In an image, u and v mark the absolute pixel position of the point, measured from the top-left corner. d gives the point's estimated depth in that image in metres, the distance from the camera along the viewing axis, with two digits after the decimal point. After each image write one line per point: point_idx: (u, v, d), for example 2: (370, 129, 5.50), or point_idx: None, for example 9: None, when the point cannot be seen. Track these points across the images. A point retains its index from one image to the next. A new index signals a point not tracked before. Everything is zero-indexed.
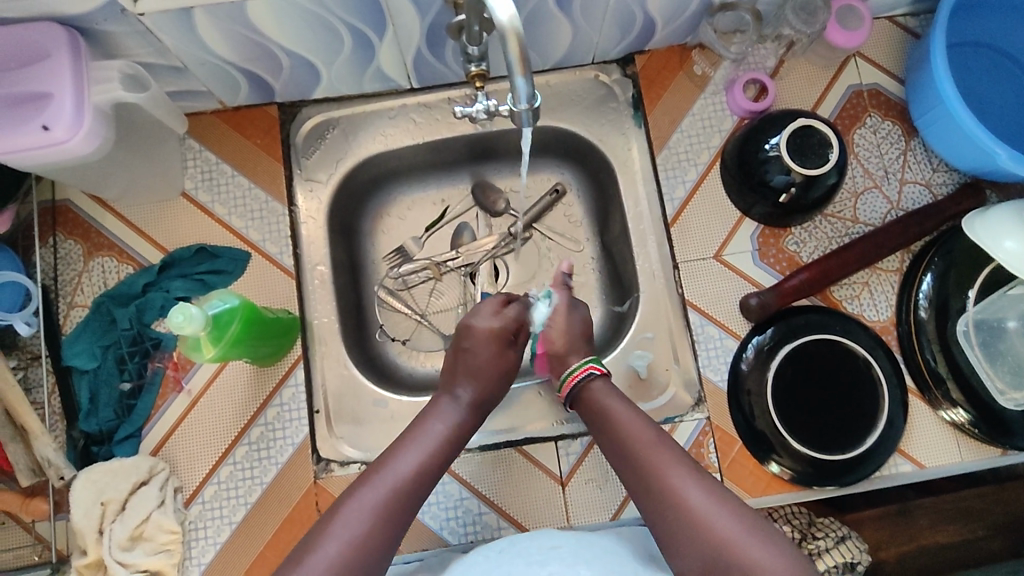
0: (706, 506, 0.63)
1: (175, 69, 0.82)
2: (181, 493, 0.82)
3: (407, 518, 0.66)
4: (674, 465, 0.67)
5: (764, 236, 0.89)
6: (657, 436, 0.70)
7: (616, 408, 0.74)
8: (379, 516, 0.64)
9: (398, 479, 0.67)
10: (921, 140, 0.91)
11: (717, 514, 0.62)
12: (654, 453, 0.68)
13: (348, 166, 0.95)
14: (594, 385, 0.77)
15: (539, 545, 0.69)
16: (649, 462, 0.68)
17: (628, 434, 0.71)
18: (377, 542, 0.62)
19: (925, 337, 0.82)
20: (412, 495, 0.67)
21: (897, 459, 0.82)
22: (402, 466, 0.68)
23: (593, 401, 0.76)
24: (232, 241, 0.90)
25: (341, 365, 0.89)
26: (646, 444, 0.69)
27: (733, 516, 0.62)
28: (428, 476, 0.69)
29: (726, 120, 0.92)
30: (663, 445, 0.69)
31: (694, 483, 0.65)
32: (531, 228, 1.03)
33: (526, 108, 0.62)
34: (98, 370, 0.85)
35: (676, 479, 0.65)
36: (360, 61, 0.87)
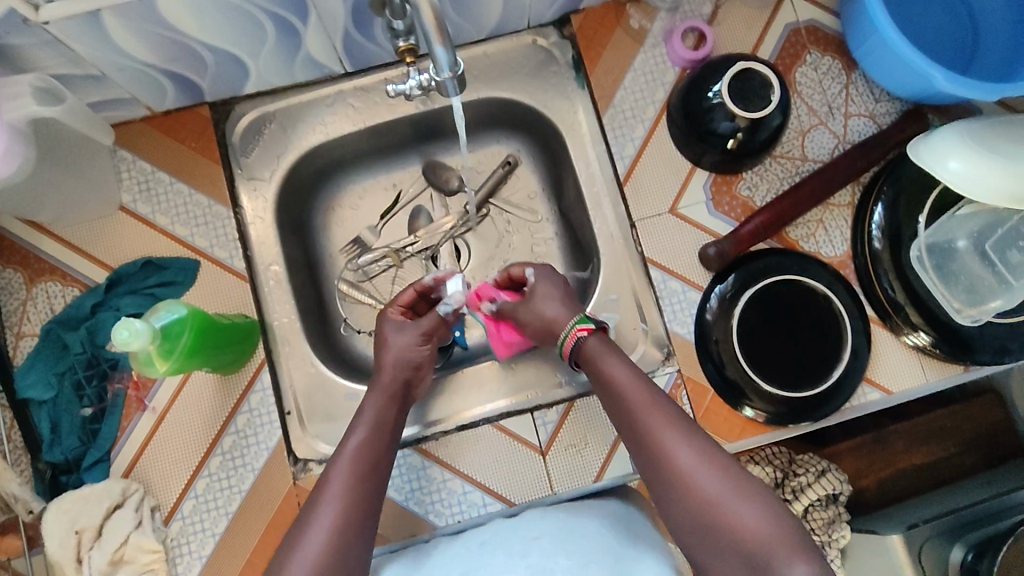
0: (698, 468, 0.63)
1: (92, 78, 0.78)
2: (158, 512, 0.81)
3: (372, 517, 0.66)
4: (668, 428, 0.65)
5: (716, 184, 0.88)
6: (653, 395, 0.68)
7: (615, 365, 0.71)
8: (339, 526, 0.63)
9: (347, 483, 0.66)
10: (861, 72, 0.91)
11: (706, 477, 0.62)
12: (648, 416, 0.67)
13: (290, 161, 0.92)
14: (588, 344, 0.73)
15: (521, 535, 0.70)
16: (645, 423, 0.66)
17: (622, 395, 0.69)
18: (348, 544, 0.62)
19: (881, 267, 0.83)
20: (364, 494, 0.66)
21: (865, 388, 0.83)
22: (346, 470, 0.67)
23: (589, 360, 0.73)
24: (179, 250, 0.87)
25: (308, 363, 0.88)
26: (642, 404, 0.68)
27: (724, 478, 0.62)
28: (375, 471, 0.68)
29: (668, 72, 0.91)
30: (659, 406, 0.67)
31: (687, 446, 0.64)
32: (487, 204, 1.02)
33: (451, 75, 0.59)
34: (56, 398, 0.83)
35: (668, 443, 0.65)
36: (288, 50, 0.83)
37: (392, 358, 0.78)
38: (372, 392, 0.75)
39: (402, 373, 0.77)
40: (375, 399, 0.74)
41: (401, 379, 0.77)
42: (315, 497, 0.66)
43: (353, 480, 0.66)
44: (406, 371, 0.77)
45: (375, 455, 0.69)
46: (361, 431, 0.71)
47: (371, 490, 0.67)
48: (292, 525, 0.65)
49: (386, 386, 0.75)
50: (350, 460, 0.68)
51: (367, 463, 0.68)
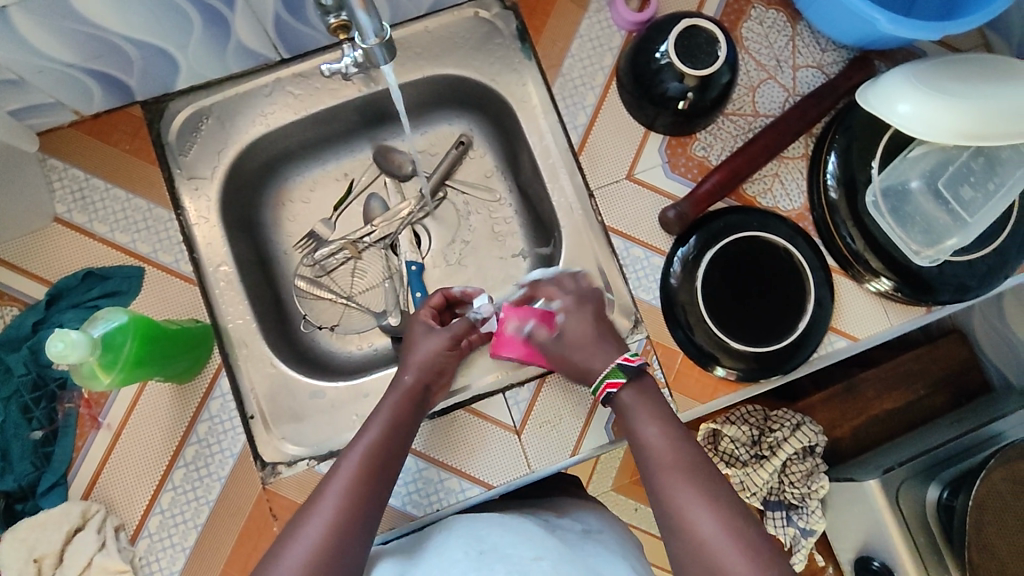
0: (719, 542, 0.61)
1: (9, 83, 0.75)
2: (123, 531, 0.77)
3: (374, 515, 0.65)
4: (693, 493, 0.63)
5: (671, 147, 0.87)
6: (686, 456, 0.66)
7: (645, 427, 0.69)
8: (338, 518, 0.62)
9: (353, 479, 0.66)
10: (807, 23, 0.90)
11: (728, 551, 0.60)
12: (676, 480, 0.65)
13: (231, 156, 0.88)
14: (621, 399, 0.72)
15: (521, 556, 0.65)
16: (671, 491, 0.64)
17: (649, 456, 0.68)
18: (346, 544, 0.61)
19: (839, 217, 0.83)
20: (370, 494, 0.66)
21: (830, 337, 0.84)
22: (356, 464, 0.67)
23: (622, 415, 0.72)
24: (121, 258, 0.83)
25: (269, 364, 0.84)
26: (669, 466, 0.66)
27: (743, 552, 0.60)
28: (385, 468, 0.68)
29: (615, 37, 0.89)
30: (689, 468, 0.65)
31: (709, 515, 0.62)
32: (444, 185, 0.99)
33: (377, 43, 0.64)
34: (3, 424, 0.79)
35: (692, 506, 0.63)
36: (217, 38, 0.79)
37: (414, 362, 0.78)
38: (389, 393, 0.75)
39: (424, 376, 0.77)
40: (395, 396, 0.75)
41: (423, 381, 0.77)
42: (321, 489, 0.66)
43: (363, 474, 0.66)
44: (429, 376, 0.78)
45: (388, 451, 0.69)
46: (376, 426, 0.71)
47: (378, 486, 0.67)
48: (291, 518, 0.65)
49: (406, 387, 0.75)
50: (363, 454, 0.68)
51: (378, 459, 0.68)
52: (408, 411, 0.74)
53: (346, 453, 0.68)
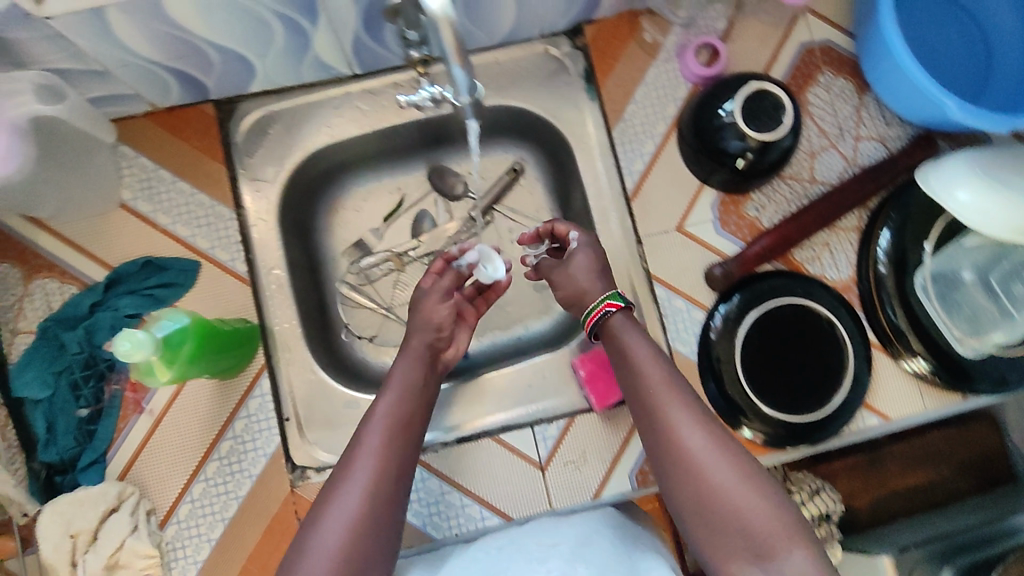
0: (706, 453, 0.64)
1: (95, 73, 0.75)
2: (154, 515, 0.81)
3: (404, 479, 0.67)
4: (679, 406, 0.67)
5: (724, 204, 0.88)
6: (669, 375, 0.69)
7: (633, 340, 0.72)
8: (373, 486, 0.64)
9: (387, 439, 0.67)
10: (874, 96, 0.90)
11: (715, 463, 0.63)
12: (662, 393, 0.68)
13: (295, 162, 0.91)
14: (613, 320, 0.74)
15: (539, 544, 0.70)
16: (658, 402, 0.67)
17: (635, 369, 0.70)
18: (381, 509, 0.63)
19: (885, 292, 0.84)
20: (403, 458, 0.67)
21: (863, 414, 0.85)
22: (382, 432, 0.68)
23: (612, 334, 0.74)
24: (180, 250, 0.86)
25: (308, 370, 0.87)
26: (654, 380, 0.69)
27: (732, 465, 0.63)
28: (406, 430, 0.69)
29: (680, 88, 0.90)
30: (673, 385, 0.68)
31: (697, 429, 0.65)
32: (493, 209, 1.00)
33: (467, 99, 0.59)
34: (52, 397, 0.81)
35: (677, 418, 0.66)
36: (295, 50, 0.81)
37: (418, 328, 0.79)
38: (408, 361, 0.76)
39: (427, 339, 0.79)
40: (406, 360, 0.76)
41: (426, 345, 0.78)
42: (349, 455, 0.66)
43: (390, 438, 0.68)
44: (435, 346, 0.78)
45: (406, 412, 0.71)
46: (394, 392, 0.72)
47: (404, 450, 0.68)
48: (320, 490, 0.65)
49: (421, 359, 0.76)
50: (385, 419, 0.69)
51: (398, 421, 0.70)
52: (422, 377, 0.75)
53: (369, 420, 0.69)
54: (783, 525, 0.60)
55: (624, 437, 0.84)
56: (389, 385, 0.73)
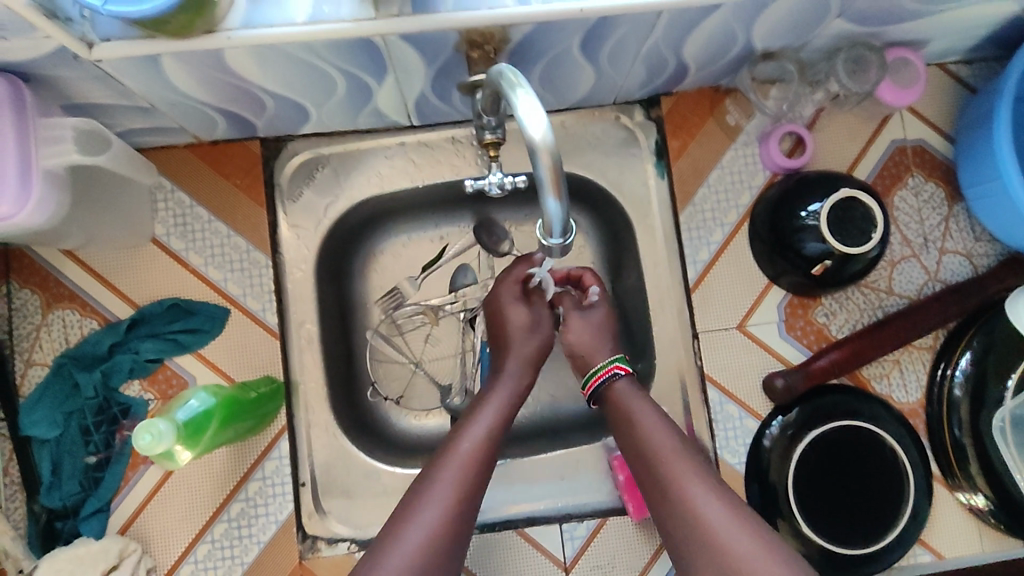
0: (725, 526, 0.59)
1: (140, 109, 0.70)
2: (154, 573, 0.77)
3: (475, 514, 0.65)
4: (692, 478, 0.62)
5: (792, 306, 0.83)
6: (675, 442, 0.66)
7: (639, 407, 0.69)
8: (446, 522, 0.62)
9: (473, 462, 0.66)
10: (966, 207, 0.84)
11: (734, 536, 0.58)
12: (672, 461, 0.64)
13: (339, 210, 0.86)
14: (617, 386, 0.71)
15: None
16: (664, 470, 0.64)
17: (645, 439, 0.66)
18: (448, 547, 0.62)
19: (956, 416, 0.79)
20: (481, 481, 0.66)
21: (917, 549, 0.81)
22: (469, 453, 0.67)
23: (615, 399, 0.71)
24: (210, 294, 0.81)
25: (330, 434, 0.82)
26: (665, 450, 0.65)
27: (753, 538, 0.58)
28: (487, 465, 0.67)
29: (757, 175, 0.84)
30: (682, 453, 0.65)
31: (712, 500, 0.61)
32: None
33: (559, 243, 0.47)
34: (60, 438, 0.77)
35: (692, 490, 0.62)
36: (355, 102, 0.75)
37: (512, 332, 0.76)
38: (507, 372, 0.75)
39: (528, 359, 0.76)
40: (501, 388, 0.73)
41: (527, 366, 0.76)
42: (424, 483, 0.65)
43: (468, 471, 0.66)
44: (531, 345, 0.76)
45: (493, 444, 0.69)
46: (483, 420, 0.70)
47: (482, 486, 0.66)
48: (389, 517, 0.63)
49: (524, 367, 0.75)
50: (470, 449, 0.67)
51: (484, 454, 0.67)
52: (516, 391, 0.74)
53: (451, 449, 0.67)
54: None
55: (654, 549, 0.80)
56: (479, 412, 0.71)
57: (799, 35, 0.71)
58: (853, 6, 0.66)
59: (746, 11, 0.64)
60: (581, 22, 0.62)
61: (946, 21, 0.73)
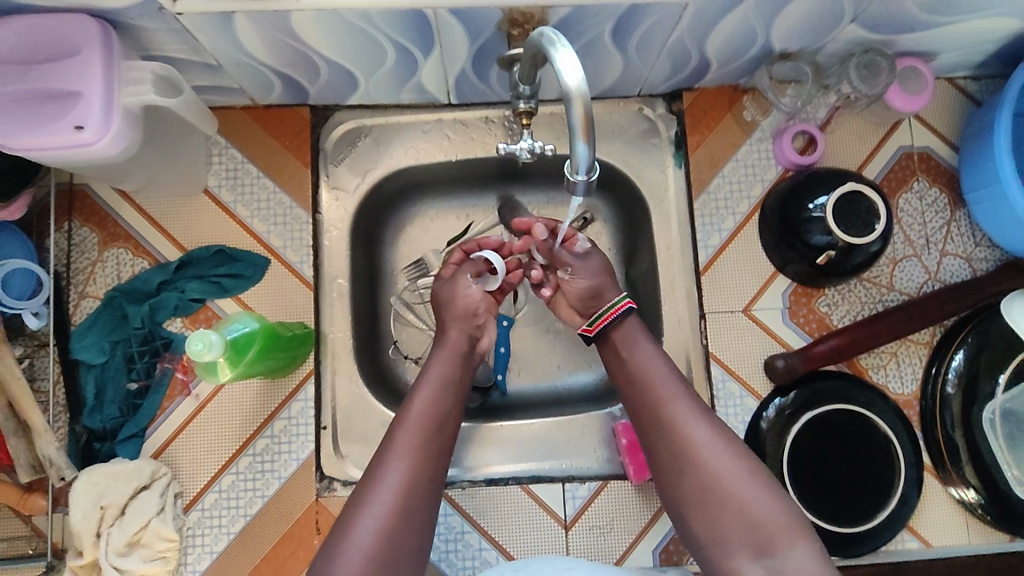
0: (711, 445, 0.66)
1: (208, 66, 0.77)
2: (181, 498, 0.82)
3: (436, 478, 0.69)
4: (682, 400, 0.69)
5: (796, 294, 0.87)
6: (671, 373, 0.71)
7: (641, 342, 0.74)
8: (405, 488, 0.66)
9: (420, 433, 0.70)
10: (967, 212, 0.88)
11: (718, 455, 0.65)
12: (665, 388, 0.70)
13: (376, 177, 0.92)
14: (627, 322, 0.75)
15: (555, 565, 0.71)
16: (661, 395, 0.69)
17: (642, 367, 0.72)
18: (412, 509, 0.66)
19: (949, 411, 0.83)
20: (436, 447, 0.70)
21: (905, 535, 0.84)
22: (417, 426, 0.70)
23: (619, 332, 0.75)
24: (253, 244, 0.88)
25: (352, 383, 0.88)
26: (659, 376, 0.71)
27: (734, 457, 0.65)
28: (438, 431, 0.71)
29: (770, 170, 0.89)
30: (674, 383, 0.70)
31: (701, 423, 0.67)
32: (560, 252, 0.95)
33: (584, 181, 0.54)
34: (106, 365, 0.83)
35: (681, 413, 0.68)
36: (401, 75, 0.82)
37: (453, 318, 0.80)
38: (439, 350, 0.77)
39: (467, 331, 0.80)
40: (442, 358, 0.77)
41: (465, 335, 0.79)
42: (383, 454, 0.69)
43: (421, 439, 0.70)
44: (468, 328, 0.80)
45: (442, 410, 0.72)
46: (428, 389, 0.73)
47: (436, 452, 0.70)
48: (359, 479, 0.68)
49: (452, 346, 0.78)
50: (419, 419, 0.71)
51: (431, 422, 0.71)
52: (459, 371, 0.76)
53: (404, 419, 0.71)
54: (783, 519, 0.62)
55: (651, 515, 0.84)
56: (424, 381, 0.74)
57: (815, 37, 0.77)
58: (867, 11, 0.72)
59: (766, 9, 0.70)
60: (614, 8, 0.68)
61: (953, 34, 0.78)
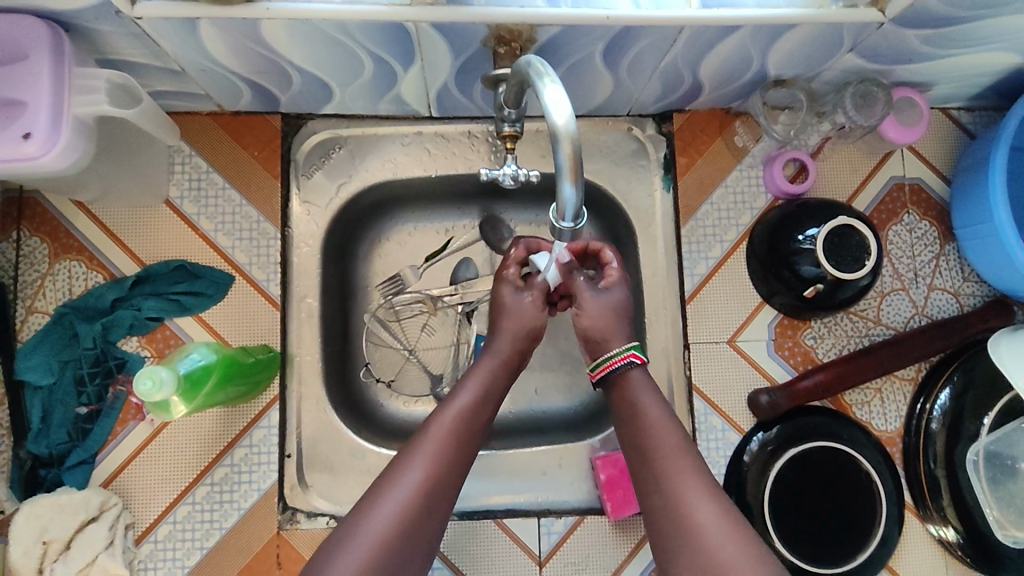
0: (714, 530, 0.60)
1: (171, 72, 0.71)
2: (132, 530, 0.77)
3: (457, 485, 0.65)
4: (691, 475, 0.64)
5: (781, 326, 0.85)
6: (680, 441, 0.66)
7: (650, 402, 0.69)
8: (426, 487, 0.63)
9: (445, 445, 0.65)
10: (956, 247, 0.87)
11: (723, 540, 0.59)
12: (671, 459, 0.65)
13: (350, 191, 0.87)
14: (633, 375, 0.71)
15: None
16: (665, 470, 0.64)
17: (649, 432, 0.67)
18: (430, 511, 0.62)
19: (932, 449, 0.82)
20: (458, 464, 0.66)
21: (883, 575, 0.83)
22: (444, 435, 0.66)
23: (624, 391, 0.70)
24: (217, 260, 0.83)
25: (320, 408, 0.83)
26: (670, 447, 0.66)
27: (740, 546, 0.59)
28: (471, 434, 0.67)
29: (759, 197, 0.87)
30: (684, 451, 0.66)
31: (707, 502, 0.62)
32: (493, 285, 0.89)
33: (570, 224, 0.50)
34: (53, 386, 0.78)
35: (688, 490, 0.63)
36: (380, 86, 0.78)
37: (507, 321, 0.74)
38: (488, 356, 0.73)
39: (518, 340, 0.73)
40: (489, 363, 0.72)
41: (519, 342, 0.73)
42: (398, 464, 0.64)
43: (444, 452, 0.65)
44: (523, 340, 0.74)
45: (473, 423, 0.68)
46: (467, 391, 0.70)
47: (465, 454, 0.66)
48: (363, 493, 0.63)
49: (504, 354, 0.73)
50: (453, 419, 0.67)
51: (460, 434, 0.67)
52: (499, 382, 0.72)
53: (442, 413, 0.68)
54: None
55: (627, 553, 0.81)
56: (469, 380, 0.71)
57: (811, 65, 0.74)
58: (866, 41, 0.69)
59: (763, 37, 0.67)
60: (606, 29, 0.64)
61: (951, 66, 0.76)
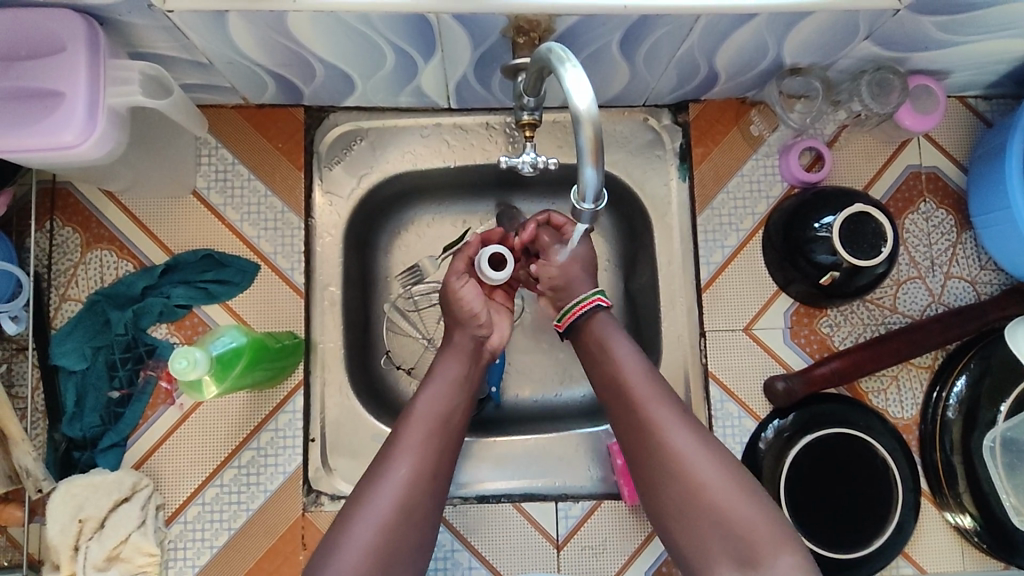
0: (691, 452, 0.65)
1: (198, 65, 0.73)
2: (163, 511, 0.80)
3: (445, 472, 0.69)
4: (659, 403, 0.68)
5: (797, 314, 0.86)
6: (650, 376, 0.70)
7: (619, 339, 0.73)
8: (408, 488, 0.66)
9: (425, 438, 0.68)
10: (974, 235, 0.87)
11: (702, 466, 0.64)
12: (640, 390, 0.69)
13: (371, 181, 0.89)
14: (598, 317, 0.75)
15: None
16: (641, 405, 0.68)
17: (619, 366, 0.71)
18: (416, 505, 0.65)
19: (948, 437, 0.82)
20: (442, 453, 0.69)
21: (900, 561, 0.83)
22: (422, 428, 0.69)
23: (595, 337, 0.74)
24: (243, 249, 0.85)
25: (343, 394, 0.85)
26: (639, 380, 0.69)
27: (718, 466, 0.65)
28: (449, 425, 0.71)
29: (776, 186, 0.87)
30: (655, 384, 0.69)
31: (682, 428, 0.66)
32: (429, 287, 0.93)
33: (591, 207, 0.52)
34: (87, 371, 0.80)
35: (664, 422, 0.67)
36: (401, 77, 0.79)
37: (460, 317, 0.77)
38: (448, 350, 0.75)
39: (473, 335, 0.77)
40: (452, 356, 0.75)
41: (471, 337, 0.77)
42: (387, 452, 0.68)
43: (428, 441, 0.68)
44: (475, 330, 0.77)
45: (449, 412, 0.71)
46: (437, 383, 0.72)
47: (441, 451, 0.69)
48: (357, 484, 0.67)
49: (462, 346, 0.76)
50: (425, 418, 0.70)
51: (438, 421, 0.70)
52: (466, 372, 0.74)
53: (420, 398, 0.71)
54: (766, 527, 0.61)
55: (645, 536, 0.82)
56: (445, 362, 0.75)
57: (827, 53, 0.75)
58: (882, 28, 0.69)
59: (778, 24, 0.68)
60: (623, 18, 0.65)
61: (968, 54, 0.76)
